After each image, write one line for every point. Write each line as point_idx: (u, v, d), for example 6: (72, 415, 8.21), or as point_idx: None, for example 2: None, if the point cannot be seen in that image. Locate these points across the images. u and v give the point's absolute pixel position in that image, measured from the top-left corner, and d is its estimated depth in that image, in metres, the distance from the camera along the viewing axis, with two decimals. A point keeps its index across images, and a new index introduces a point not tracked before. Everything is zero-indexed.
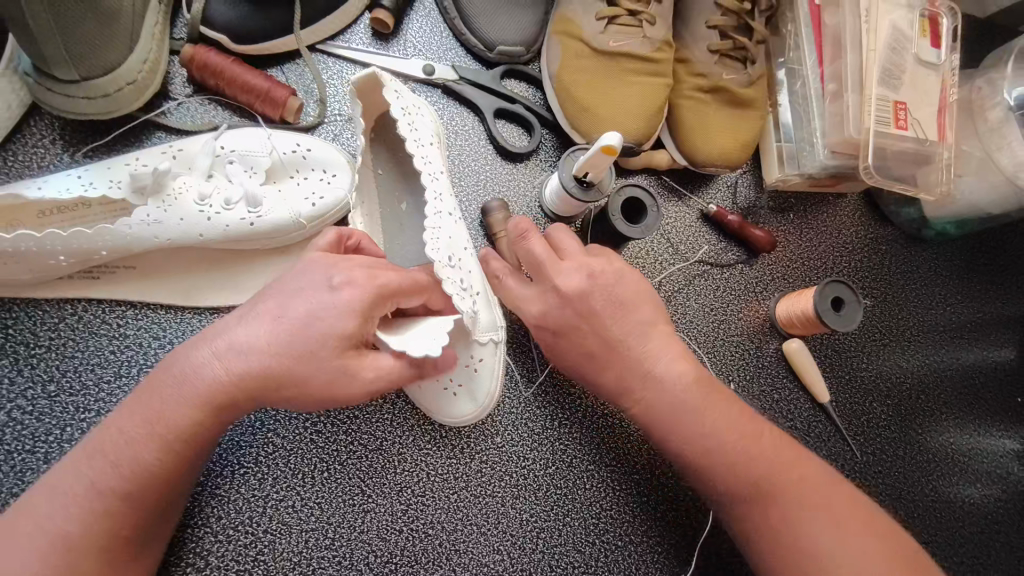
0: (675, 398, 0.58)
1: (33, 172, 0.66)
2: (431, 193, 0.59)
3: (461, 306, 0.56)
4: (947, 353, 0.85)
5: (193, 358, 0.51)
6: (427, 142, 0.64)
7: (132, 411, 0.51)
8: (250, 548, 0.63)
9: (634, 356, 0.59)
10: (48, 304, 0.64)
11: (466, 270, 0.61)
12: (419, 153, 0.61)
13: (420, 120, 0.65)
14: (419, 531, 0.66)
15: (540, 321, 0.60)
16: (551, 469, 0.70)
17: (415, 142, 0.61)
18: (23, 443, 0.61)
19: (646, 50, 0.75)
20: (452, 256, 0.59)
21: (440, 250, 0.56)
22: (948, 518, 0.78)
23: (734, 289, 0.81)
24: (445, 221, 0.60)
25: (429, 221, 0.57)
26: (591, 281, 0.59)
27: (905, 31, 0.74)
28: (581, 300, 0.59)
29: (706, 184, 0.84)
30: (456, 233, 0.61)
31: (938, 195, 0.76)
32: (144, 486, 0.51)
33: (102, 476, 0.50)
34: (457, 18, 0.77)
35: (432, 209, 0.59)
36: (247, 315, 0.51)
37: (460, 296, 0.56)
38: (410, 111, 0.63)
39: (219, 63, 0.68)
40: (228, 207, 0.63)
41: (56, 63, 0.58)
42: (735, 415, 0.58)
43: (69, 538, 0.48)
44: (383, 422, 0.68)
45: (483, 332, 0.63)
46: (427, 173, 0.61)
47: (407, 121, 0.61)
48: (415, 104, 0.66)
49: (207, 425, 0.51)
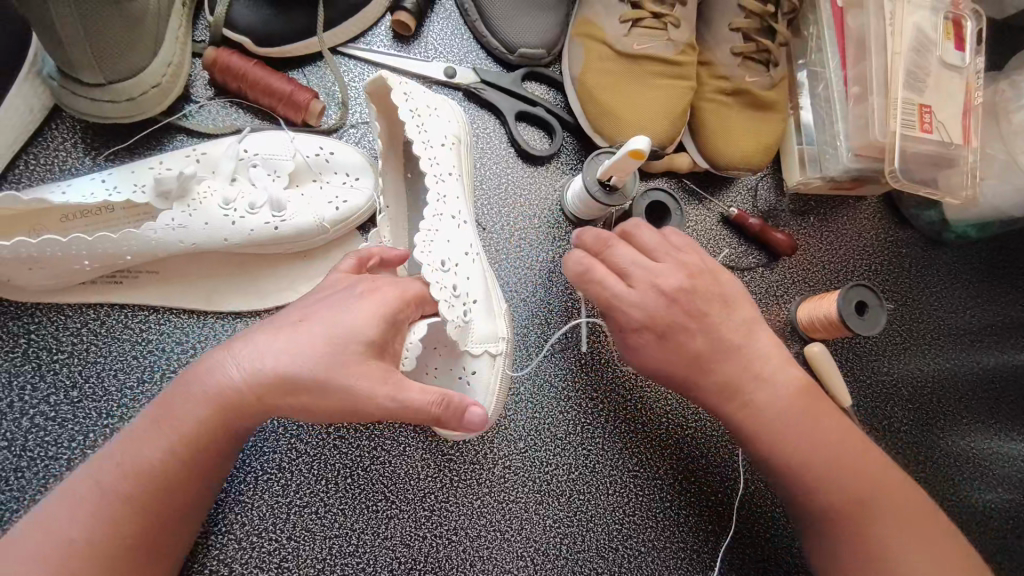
0: (774, 399, 0.58)
1: (55, 176, 0.65)
2: (433, 195, 0.61)
3: (445, 314, 0.56)
4: (968, 357, 0.84)
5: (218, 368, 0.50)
6: (438, 143, 0.63)
7: (162, 419, 0.50)
8: (273, 555, 0.63)
9: (740, 355, 0.59)
10: (70, 309, 0.64)
11: (462, 277, 0.60)
12: (426, 155, 0.62)
13: (434, 122, 0.64)
14: (442, 538, 0.66)
15: (645, 324, 0.58)
16: (573, 475, 0.70)
17: (423, 144, 0.62)
18: (46, 450, 0.60)
19: (670, 52, 0.74)
20: (447, 261, 0.58)
21: (430, 252, 0.57)
22: (970, 523, 0.78)
23: (756, 293, 0.80)
24: (446, 224, 0.61)
25: (425, 222, 0.59)
26: (693, 281, 0.58)
27: (929, 33, 0.73)
28: (682, 300, 0.58)
29: (727, 187, 0.83)
30: (458, 237, 0.62)
31: (962, 198, 0.75)
32: (171, 487, 0.50)
33: (112, 481, 0.49)
34: (478, 20, 0.77)
35: (432, 211, 0.60)
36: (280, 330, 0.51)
37: (447, 304, 0.56)
38: (423, 112, 0.63)
39: (241, 66, 0.67)
40: (252, 212, 0.62)
41: (82, 65, 0.58)
42: (834, 426, 0.58)
43: (76, 546, 0.47)
44: (406, 427, 0.68)
45: (476, 344, 0.60)
46: (431, 174, 0.62)
47: (416, 122, 0.62)
48: (429, 105, 0.65)
49: (221, 430, 0.50)
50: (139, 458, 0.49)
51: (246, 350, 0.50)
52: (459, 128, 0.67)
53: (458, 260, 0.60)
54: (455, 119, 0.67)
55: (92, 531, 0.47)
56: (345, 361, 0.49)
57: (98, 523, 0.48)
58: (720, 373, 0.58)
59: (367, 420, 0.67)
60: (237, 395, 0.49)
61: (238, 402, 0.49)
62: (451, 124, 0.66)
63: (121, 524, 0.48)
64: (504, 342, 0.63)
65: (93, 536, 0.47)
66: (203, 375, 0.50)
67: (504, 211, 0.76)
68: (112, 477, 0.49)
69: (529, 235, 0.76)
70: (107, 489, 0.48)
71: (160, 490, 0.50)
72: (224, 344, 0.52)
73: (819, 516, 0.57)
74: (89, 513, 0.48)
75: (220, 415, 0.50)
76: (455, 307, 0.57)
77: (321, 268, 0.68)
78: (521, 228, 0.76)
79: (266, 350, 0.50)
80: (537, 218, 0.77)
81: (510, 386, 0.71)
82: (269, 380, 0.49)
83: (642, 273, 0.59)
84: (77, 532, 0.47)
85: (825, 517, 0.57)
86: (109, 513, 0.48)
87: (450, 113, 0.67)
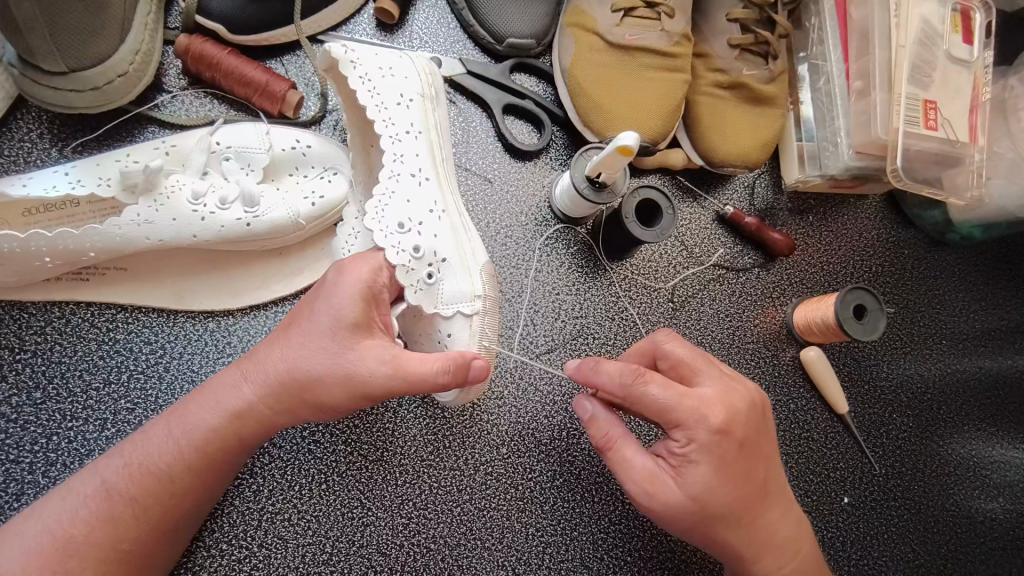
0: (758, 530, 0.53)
1: (20, 168, 0.63)
2: (391, 156, 0.58)
3: (403, 281, 0.53)
4: (971, 362, 0.82)
5: (226, 382, 0.51)
6: (394, 103, 0.60)
7: (167, 423, 0.50)
8: (244, 563, 0.60)
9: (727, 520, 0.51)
10: (34, 307, 0.61)
11: (427, 235, 0.57)
12: (381, 117, 0.58)
13: (387, 83, 0.60)
14: (421, 546, 0.63)
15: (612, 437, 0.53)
16: (557, 482, 0.67)
17: (376, 107, 0.58)
18: (6, 453, 0.58)
19: (664, 44, 0.72)
20: (406, 221, 0.55)
21: (384, 217, 0.54)
22: (966, 534, 0.76)
23: (750, 294, 0.78)
24: (404, 184, 0.57)
25: (380, 187, 0.56)
26: (623, 445, 0.53)
27: (936, 26, 0.70)
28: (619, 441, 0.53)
29: (722, 184, 0.80)
30: (421, 196, 0.58)
31: (967, 199, 0.72)
32: (180, 494, 0.49)
33: (116, 484, 0.48)
34: (465, 9, 0.74)
35: (388, 173, 0.57)
36: (284, 343, 0.50)
37: (405, 270, 0.54)
38: (374, 74, 0.59)
39: (214, 54, 0.65)
40: (224, 207, 0.59)
41: (43, 53, 0.55)
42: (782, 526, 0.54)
43: (71, 542, 0.45)
44: (385, 431, 0.66)
45: (446, 305, 0.57)
46: (388, 137, 0.58)
47: (368, 87, 0.58)
48: (379, 66, 0.60)
49: (232, 442, 0.50)
50: (148, 460, 0.49)
51: (255, 367, 0.51)
52: (423, 82, 0.63)
53: (421, 220, 0.57)
54: (415, 75, 0.63)
55: (94, 532, 0.46)
56: (333, 352, 0.48)
57: (99, 524, 0.46)
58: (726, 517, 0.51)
59: (344, 424, 0.65)
60: (252, 411, 0.50)
61: (249, 414, 0.50)
62: (411, 81, 0.62)
63: (121, 525, 0.47)
64: (483, 299, 0.59)
65: (92, 535, 0.46)
66: (219, 392, 0.50)
67: (491, 207, 0.74)
68: (119, 476, 0.48)
69: (514, 232, 0.73)
70: (114, 489, 0.48)
71: (162, 494, 0.48)
72: (234, 364, 0.52)
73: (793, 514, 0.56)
74: (93, 510, 0.47)
75: (229, 428, 0.50)
76: (414, 271, 0.54)
77: (297, 268, 0.65)
78: (507, 225, 0.73)
79: (275, 360, 0.50)
80: (524, 214, 0.74)
81: (494, 390, 0.69)
82: (273, 385, 0.49)
83: (740, 405, 0.51)
84: (74, 528, 0.46)
85: (790, 513, 0.55)
86: (113, 513, 0.47)
87: (408, 70, 0.62)
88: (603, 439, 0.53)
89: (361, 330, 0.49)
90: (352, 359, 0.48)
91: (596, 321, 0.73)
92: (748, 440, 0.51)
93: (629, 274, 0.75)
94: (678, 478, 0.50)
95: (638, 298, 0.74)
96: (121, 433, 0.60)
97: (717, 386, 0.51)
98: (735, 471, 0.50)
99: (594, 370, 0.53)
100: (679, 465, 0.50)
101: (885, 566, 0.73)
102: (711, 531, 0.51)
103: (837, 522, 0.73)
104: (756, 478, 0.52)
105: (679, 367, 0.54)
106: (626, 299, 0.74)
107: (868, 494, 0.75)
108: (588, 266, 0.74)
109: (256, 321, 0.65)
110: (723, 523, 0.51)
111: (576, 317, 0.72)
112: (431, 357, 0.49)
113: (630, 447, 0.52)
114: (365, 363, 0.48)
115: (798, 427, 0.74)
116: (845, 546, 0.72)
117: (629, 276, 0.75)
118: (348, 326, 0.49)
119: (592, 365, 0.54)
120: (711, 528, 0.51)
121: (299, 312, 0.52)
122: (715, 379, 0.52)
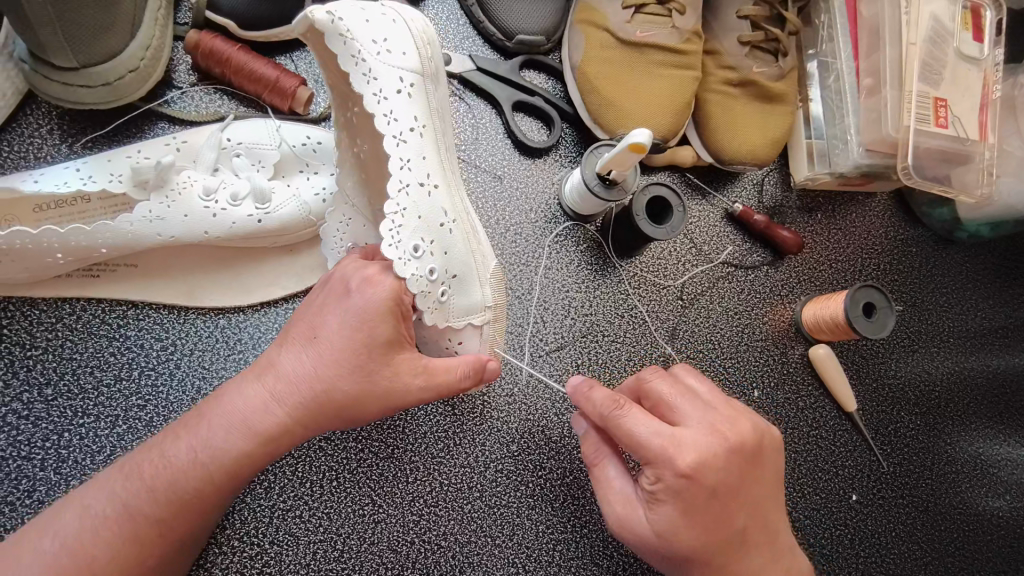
0: (747, 559, 0.52)
1: (29, 164, 0.63)
2: (398, 162, 0.54)
3: (422, 306, 0.53)
4: (978, 360, 0.82)
5: (246, 393, 0.49)
6: (394, 90, 0.56)
7: (181, 436, 0.49)
8: (256, 560, 0.60)
9: (696, 559, 0.50)
10: (45, 304, 0.61)
11: (439, 253, 0.55)
12: (382, 111, 0.55)
13: (383, 63, 0.56)
14: (431, 543, 0.63)
15: (596, 453, 0.55)
16: (568, 479, 0.67)
17: (374, 97, 0.55)
18: (18, 449, 0.58)
19: (674, 41, 0.72)
20: (421, 246, 0.53)
21: (400, 243, 0.52)
22: (974, 531, 0.76)
23: (759, 292, 0.78)
24: (415, 194, 0.55)
25: (392, 202, 0.53)
26: (604, 462, 0.55)
27: (947, 23, 0.70)
28: (601, 458, 0.55)
29: (731, 180, 0.80)
30: (431, 207, 0.56)
31: (978, 197, 0.72)
32: (201, 506, 0.49)
33: (136, 497, 0.47)
34: (475, 5, 0.73)
35: (398, 184, 0.54)
36: (310, 344, 0.50)
37: (423, 294, 0.53)
38: (368, 54, 0.56)
39: (224, 50, 0.64)
40: (235, 204, 0.59)
41: (54, 49, 0.55)
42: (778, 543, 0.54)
43: (96, 561, 0.45)
44: (395, 429, 0.66)
45: (458, 319, 0.58)
46: (391, 136, 0.55)
47: (364, 72, 0.55)
48: (374, 39, 0.57)
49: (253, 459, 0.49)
50: (170, 478, 0.47)
51: (278, 381, 0.49)
52: (421, 57, 0.59)
53: (431, 237, 0.55)
54: (412, 50, 0.59)
55: (116, 554, 0.45)
56: (368, 369, 0.49)
57: (122, 544, 0.46)
58: (695, 557, 0.50)
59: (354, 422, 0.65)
60: (275, 431, 0.49)
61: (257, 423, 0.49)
62: (408, 57, 0.58)
63: (143, 543, 0.46)
64: (491, 310, 0.60)
65: (115, 554, 0.45)
66: (234, 410, 0.49)
67: (500, 204, 0.73)
68: (142, 497, 0.47)
69: (523, 229, 0.73)
70: (137, 509, 0.46)
71: (184, 509, 0.48)
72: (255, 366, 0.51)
73: (784, 552, 0.55)
74: (115, 531, 0.46)
75: (254, 448, 0.48)
76: (430, 293, 0.54)
77: (308, 265, 0.65)
78: (517, 222, 0.73)
79: (295, 370, 0.49)
80: (534, 212, 0.74)
81: (503, 387, 0.69)
82: (293, 399, 0.49)
83: (716, 452, 0.49)
84: (96, 545, 0.45)
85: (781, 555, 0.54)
86: (136, 531, 0.46)
87: (404, 42, 0.58)
88: (592, 455, 0.56)
89: (394, 345, 0.50)
90: (389, 376, 0.50)
91: (606, 319, 0.73)
92: (721, 489, 0.49)
93: (639, 271, 0.75)
94: (648, 510, 0.50)
95: (648, 296, 0.74)
96: (132, 430, 0.60)
97: (692, 432, 0.50)
98: (703, 517, 0.49)
99: (585, 397, 0.54)
100: (650, 500, 0.50)
101: (893, 564, 0.73)
102: (682, 568, 0.52)
103: (845, 519, 0.73)
104: (729, 525, 0.50)
105: (659, 406, 0.53)
106: (636, 296, 0.74)
107: (876, 492, 0.75)
108: (598, 263, 0.74)
109: (267, 318, 0.65)
110: (691, 562, 0.50)
111: (586, 313, 0.72)
112: (453, 359, 0.54)
113: (612, 466, 0.54)
114: (400, 377, 0.50)
115: (807, 425, 0.75)
116: (855, 543, 0.73)
117: (639, 274, 0.75)
118: (381, 339, 0.50)
119: (584, 391, 0.54)
120: (681, 565, 0.51)
121: (319, 317, 0.51)
122: (693, 424, 0.51)
